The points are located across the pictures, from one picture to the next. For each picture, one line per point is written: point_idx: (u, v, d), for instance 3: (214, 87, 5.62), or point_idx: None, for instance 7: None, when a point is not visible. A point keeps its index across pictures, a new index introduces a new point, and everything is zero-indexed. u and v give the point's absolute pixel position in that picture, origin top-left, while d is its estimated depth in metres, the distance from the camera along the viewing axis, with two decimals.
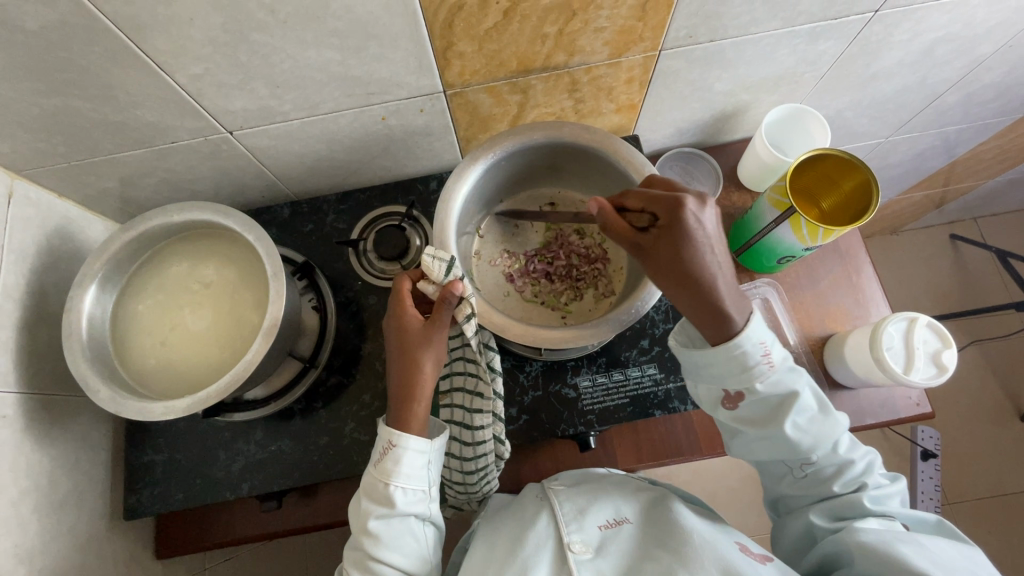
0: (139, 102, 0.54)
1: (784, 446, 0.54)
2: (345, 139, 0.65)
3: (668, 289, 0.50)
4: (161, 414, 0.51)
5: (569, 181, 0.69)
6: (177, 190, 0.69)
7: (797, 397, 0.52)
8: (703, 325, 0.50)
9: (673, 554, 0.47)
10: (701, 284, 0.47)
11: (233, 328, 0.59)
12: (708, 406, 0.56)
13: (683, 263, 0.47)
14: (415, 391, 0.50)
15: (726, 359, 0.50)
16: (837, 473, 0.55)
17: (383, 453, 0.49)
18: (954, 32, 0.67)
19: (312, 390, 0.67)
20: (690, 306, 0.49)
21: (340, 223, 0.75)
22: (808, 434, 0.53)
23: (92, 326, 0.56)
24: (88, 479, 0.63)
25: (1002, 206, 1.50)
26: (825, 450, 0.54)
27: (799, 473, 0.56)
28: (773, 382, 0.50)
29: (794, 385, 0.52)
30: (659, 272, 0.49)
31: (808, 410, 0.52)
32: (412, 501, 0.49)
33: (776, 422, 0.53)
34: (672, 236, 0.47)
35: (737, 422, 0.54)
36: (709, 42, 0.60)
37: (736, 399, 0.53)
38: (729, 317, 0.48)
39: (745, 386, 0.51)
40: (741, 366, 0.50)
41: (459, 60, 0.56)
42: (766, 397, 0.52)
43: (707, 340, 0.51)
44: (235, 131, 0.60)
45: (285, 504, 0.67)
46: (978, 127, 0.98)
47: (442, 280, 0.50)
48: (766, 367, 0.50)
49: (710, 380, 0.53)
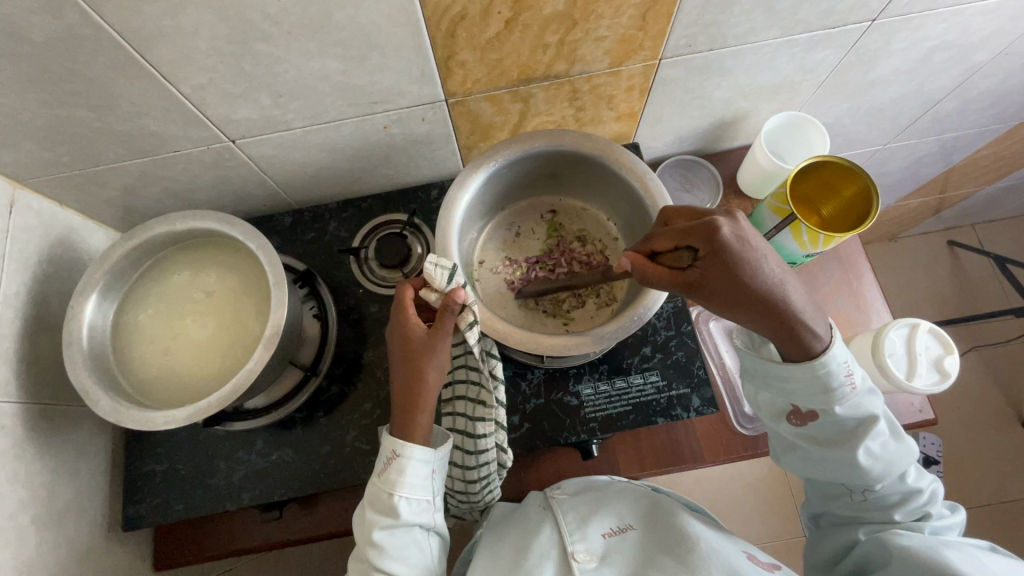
0: (143, 112, 0.54)
1: (851, 471, 0.52)
2: (347, 147, 0.66)
3: (736, 316, 0.49)
4: (162, 423, 0.51)
5: (570, 189, 0.70)
6: (179, 199, 0.69)
7: (876, 422, 0.51)
8: (783, 343, 0.50)
9: (680, 563, 0.47)
10: (769, 305, 0.47)
11: (234, 336, 0.59)
12: (772, 419, 0.56)
13: (743, 289, 0.47)
14: (419, 399, 0.49)
15: (802, 376, 0.50)
16: (902, 501, 0.53)
17: (387, 463, 0.48)
18: (950, 41, 0.68)
19: (314, 399, 0.67)
20: (760, 327, 0.49)
21: (341, 231, 0.75)
22: (879, 461, 0.51)
23: (93, 335, 0.56)
24: (87, 490, 0.62)
25: (999, 212, 1.51)
26: (891, 479, 0.52)
27: (857, 499, 0.54)
28: (852, 405, 0.50)
29: (874, 411, 0.51)
30: (719, 305, 0.49)
31: (884, 436, 0.51)
32: (416, 510, 0.48)
33: (847, 444, 0.52)
34: (721, 265, 0.47)
35: (802, 437, 0.54)
36: (709, 51, 0.61)
37: (807, 416, 0.53)
38: (806, 328, 0.48)
39: (824, 406, 0.51)
40: (821, 386, 0.50)
41: (461, 69, 0.56)
42: (843, 418, 0.51)
43: (789, 356, 0.50)
44: (237, 140, 0.60)
45: (286, 514, 0.67)
46: (974, 134, 0.99)
47: (444, 288, 0.50)
48: (848, 388, 0.50)
49: (785, 396, 0.53)
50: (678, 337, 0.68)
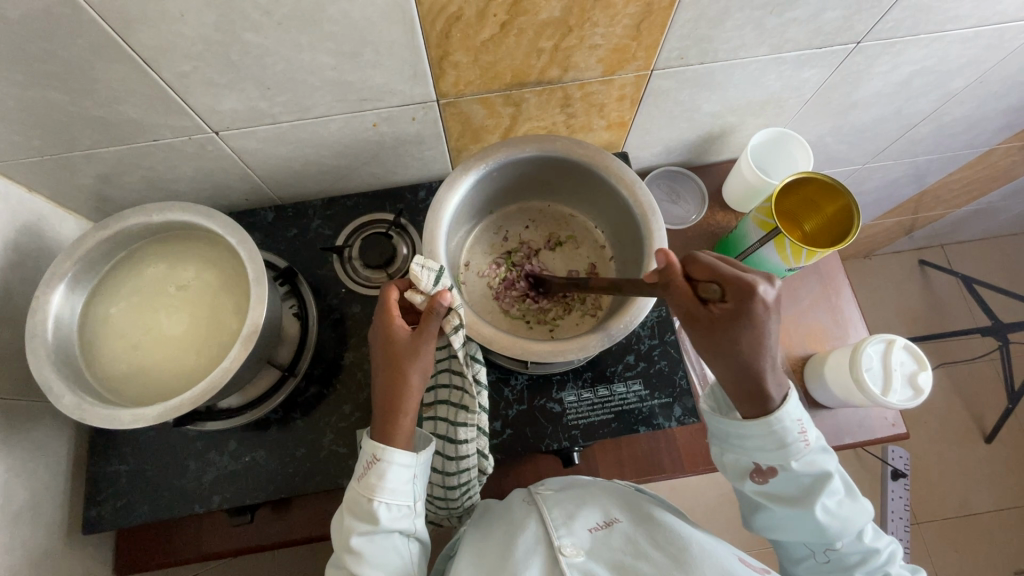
0: (122, 98, 0.52)
1: (813, 532, 0.53)
2: (335, 144, 0.64)
3: (711, 358, 0.51)
4: (129, 423, 0.49)
5: (559, 195, 0.69)
6: (157, 190, 0.67)
7: (830, 479, 0.52)
8: (739, 397, 0.52)
9: (673, 561, 0.46)
10: (748, 364, 0.49)
11: (210, 334, 0.57)
12: (735, 478, 0.56)
13: (738, 343, 0.48)
14: (401, 403, 0.48)
15: (762, 433, 0.52)
16: (861, 560, 0.54)
17: (366, 468, 0.47)
18: (929, 66, 0.70)
19: (290, 400, 0.65)
20: (726, 375, 0.51)
21: (325, 229, 0.73)
22: (836, 518, 0.52)
23: (59, 327, 0.53)
24: (46, 490, 0.59)
25: (967, 234, 1.57)
26: (850, 538, 0.53)
27: (821, 558, 0.55)
28: (807, 459, 0.52)
29: (827, 466, 0.52)
30: (706, 344, 0.50)
31: (838, 493, 0.53)
32: (396, 516, 0.47)
33: (806, 501, 0.52)
34: (735, 318, 0.47)
35: (760, 496, 0.54)
36: (699, 65, 0.62)
37: (767, 473, 0.53)
38: (764, 395, 0.51)
39: (781, 462, 0.52)
40: (778, 440, 0.51)
41: (454, 70, 0.56)
42: (799, 477, 0.52)
43: (737, 409, 0.53)
44: (221, 132, 0.59)
45: (257, 518, 0.65)
46: (947, 158, 1.02)
47: (431, 290, 0.50)
48: (802, 444, 0.52)
49: (742, 452, 0.54)
50: (662, 346, 0.68)
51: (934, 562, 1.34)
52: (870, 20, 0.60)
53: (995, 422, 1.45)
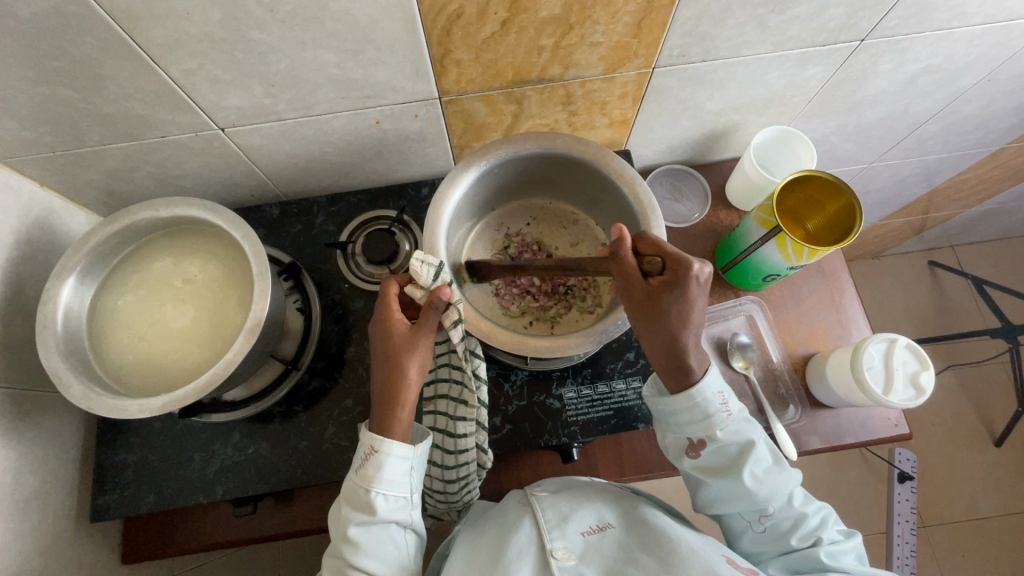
0: (130, 95, 0.53)
1: (744, 499, 0.53)
2: (339, 141, 0.65)
3: (641, 331, 0.52)
4: (136, 412, 0.50)
5: (560, 194, 0.70)
6: (165, 185, 0.68)
7: (753, 446, 0.54)
8: (665, 373, 0.53)
9: (662, 563, 0.46)
10: (675, 340, 0.51)
11: (215, 326, 0.58)
12: (674, 455, 0.57)
13: (667, 316, 0.50)
14: (399, 396, 0.49)
15: (687, 407, 0.53)
16: (794, 527, 0.53)
17: (365, 459, 0.47)
18: (935, 64, 0.70)
19: (294, 393, 0.66)
20: (656, 349, 0.52)
21: (329, 225, 0.74)
22: (763, 484, 0.53)
23: (68, 319, 0.54)
24: (55, 478, 0.61)
25: (979, 235, 1.55)
26: (781, 502, 0.53)
27: (758, 529, 0.54)
28: (732, 428, 0.53)
29: (750, 434, 0.54)
30: (635, 316, 0.52)
31: (764, 461, 0.54)
32: (393, 507, 0.47)
33: (734, 470, 0.53)
34: (670, 291, 0.50)
35: (697, 471, 0.55)
36: (701, 63, 0.62)
37: (699, 447, 0.54)
38: (688, 373, 0.52)
39: (707, 433, 0.53)
40: (704, 414, 0.52)
41: (456, 67, 0.56)
42: (726, 445, 0.53)
43: (665, 386, 0.54)
44: (227, 129, 0.60)
45: (261, 509, 0.66)
46: (956, 157, 1.01)
47: (430, 285, 0.50)
48: (724, 414, 0.53)
49: (676, 429, 0.54)
50: None
51: (940, 567, 1.33)
52: (874, 18, 0.59)
53: (1005, 425, 1.43)
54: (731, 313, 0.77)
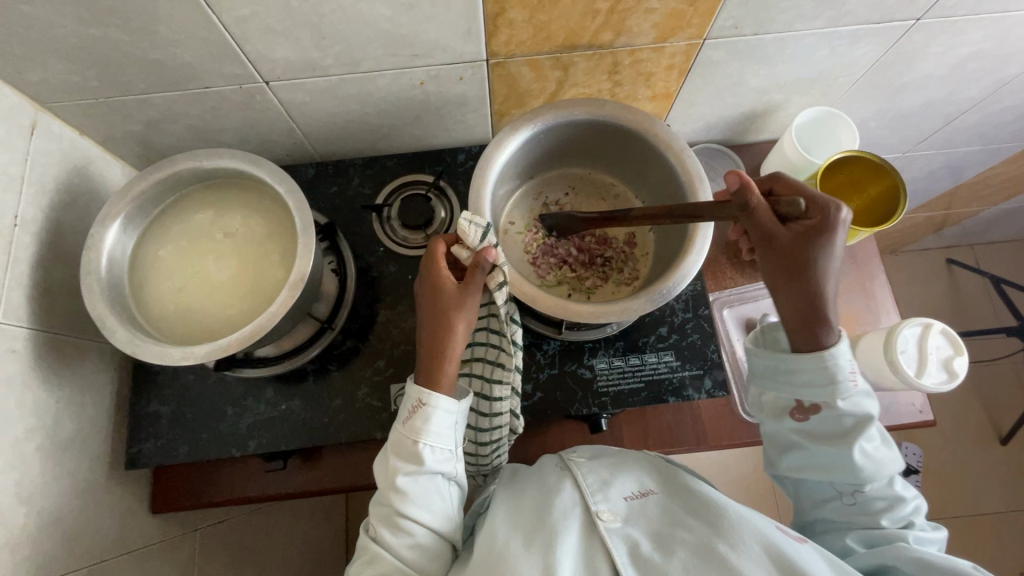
0: (180, 41, 0.52)
1: (843, 472, 0.54)
2: (381, 101, 0.65)
3: (781, 282, 0.53)
4: (180, 359, 0.51)
5: (602, 164, 0.69)
6: (202, 140, 0.68)
7: (870, 422, 0.53)
8: (796, 329, 0.53)
9: (712, 527, 0.46)
10: (819, 289, 0.51)
11: (255, 280, 0.58)
12: (772, 416, 0.57)
13: (812, 263, 0.51)
14: (444, 351, 0.49)
15: (816, 365, 0.52)
16: (888, 508, 0.53)
17: (412, 412, 0.48)
18: (986, 49, 0.69)
19: (326, 352, 0.67)
20: (793, 302, 0.52)
21: (364, 187, 0.74)
22: (870, 460, 0.53)
23: (111, 266, 0.54)
24: (91, 425, 0.61)
25: (999, 234, 1.54)
26: (881, 483, 0.54)
27: (847, 501, 0.55)
28: (853, 400, 0.52)
29: (870, 411, 0.53)
30: (778, 264, 0.52)
31: (875, 440, 0.53)
32: (439, 459, 0.48)
33: (844, 441, 0.53)
34: (810, 234, 0.51)
35: (798, 433, 0.55)
36: (753, 36, 0.61)
37: (808, 410, 0.54)
38: (827, 328, 0.52)
39: (827, 400, 0.53)
40: (827, 380, 0.52)
41: (508, 28, 0.55)
42: (841, 415, 0.53)
43: (793, 343, 0.54)
44: (271, 82, 0.59)
45: (290, 465, 0.67)
46: (990, 151, 1.00)
47: (477, 246, 0.50)
48: (850, 384, 0.52)
49: (783, 388, 0.55)
50: (695, 320, 0.68)
51: None
52: None
53: (1012, 424, 1.44)
54: (762, 294, 0.77)
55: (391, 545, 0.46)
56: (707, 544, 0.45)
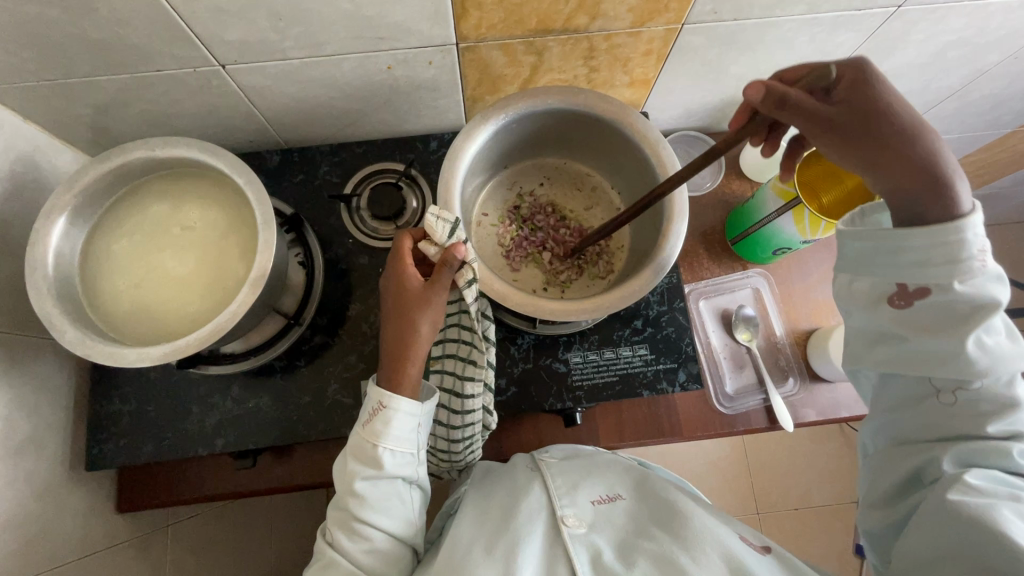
0: (124, 20, 0.49)
1: (953, 367, 0.44)
2: (346, 86, 0.62)
3: (864, 153, 0.43)
4: (136, 361, 0.48)
5: (577, 154, 0.67)
6: (158, 125, 0.64)
7: (997, 308, 0.42)
8: (924, 200, 0.42)
9: (675, 539, 0.47)
10: (919, 141, 0.42)
11: (215, 276, 0.55)
12: (864, 307, 0.47)
13: (891, 114, 0.42)
14: (407, 352, 0.47)
15: (935, 245, 0.42)
16: (995, 413, 0.44)
17: (372, 414, 0.47)
18: (966, 37, 0.68)
19: (295, 348, 0.65)
20: (901, 170, 0.42)
21: (332, 175, 0.71)
22: (987, 355, 0.43)
23: (59, 263, 0.51)
24: (48, 425, 0.59)
25: (973, 219, 1.56)
26: (995, 379, 0.44)
27: (944, 400, 0.46)
28: (977, 283, 0.42)
29: (999, 296, 0.42)
30: (854, 137, 0.43)
31: (997, 331, 0.44)
32: (399, 463, 0.47)
33: (959, 330, 0.43)
34: (856, 94, 0.43)
35: (899, 323, 0.46)
36: (732, 21, 0.59)
37: (912, 295, 0.44)
38: (957, 182, 0.41)
39: (937, 281, 0.42)
40: (950, 255, 0.41)
41: (477, 10, 0.52)
42: (955, 301, 0.43)
43: (928, 220, 0.42)
44: (227, 66, 0.56)
45: (260, 462, 0.65)
46: (967, 138, 1.01)
47: (445, 242, 0.48)
48: (978, 265, 0.41)
49: (879, 270, 0.45)
50: (670, 313, 0.67)
51: None
52: None
53: None
54: (737, 285, 0.76)
55: (348, 550, 0.45)
56: (668, 554, 0.45)
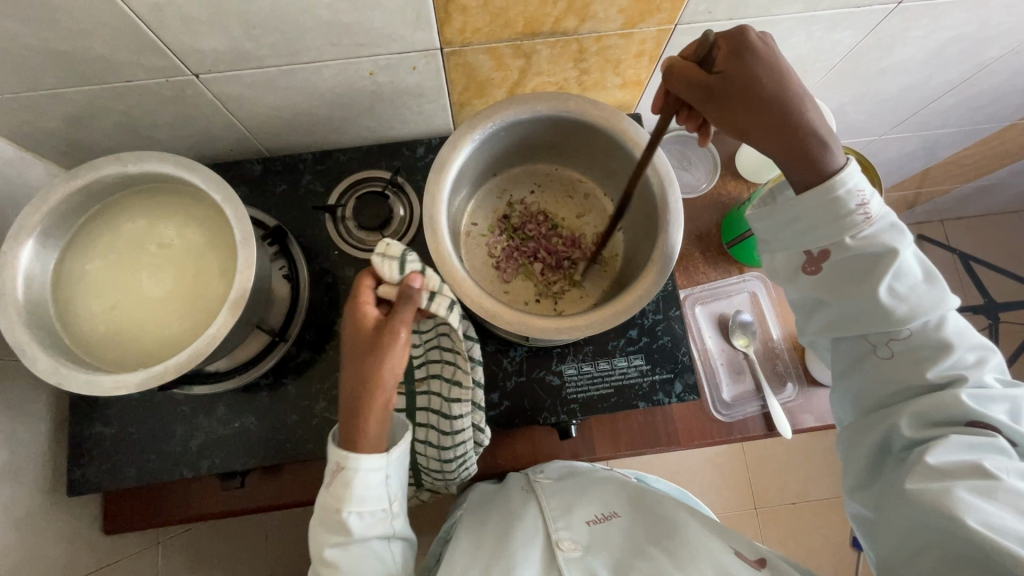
0: (87, 31, 0.46)
1: (872, 320, 0.48)
2: (327, 93, 0.59)
3: (745, 127, 0.47)
4: (112, 389, 0.46)
5: (569, 160, 0.65)
6: (132, 135, 0.61)
7: (897, 256, 0.46)
8: (796, 168, 0.47)
9: (670, 555, 0.46)
10: (789, 106, 0.45)
11: (195, 296, 0.53)
12: (788, 278, 0.52)
13: (767, 87, 0.45)
14: (367, 406, 0.45)
15: (825, 203, 0.47)
16: (931, 359, 0.46)
17: (332, 478, 0.45)
18: (967, 33, 0.66)
19: (281, 365, 0.63)
20: (778, 138, 0.46)
21: (316, 184, 0.69)
22: (903, 301, 0.47)
23: (30, 286, 0.49)
24: (27, 452, 0.57)
25: (969, 210, 1.55)
26: (918, 325, 0.47)
27: (882, 353, 0.49)
28: (865, 236, 0.46)
29: (895, 243, 0.46)
30: (734, 107, 0.46)
31: (911, 276, 0.47)
32: (370, 522, 0.46)
33: (867, 284, 0.47)
34: (738, 67, 0.45)
35: (819, 288, 0.50)
36: (727, 21, 0.57)
37: (820, 260, 0.49)
38: (825, 146, 0.46)
39: (835, 240, 0.47)
40: (834, 213, 0.47)
41: (461, 14, 0.50)
42: (858, 255, 0.47)
43: (802, 185, 0.48)
44: (201, 75, 0.53)
45: (249, 482, 0.64)
46: (965, 132, 0.99)
47: (398, 278, 0.46)
48: (861, 218, 0.46)
49: (795, 237, 0.50)
50: (666, 322, 0.66)
51: None
52: None
53: None
54: (734, 290, 0.75)
55: None
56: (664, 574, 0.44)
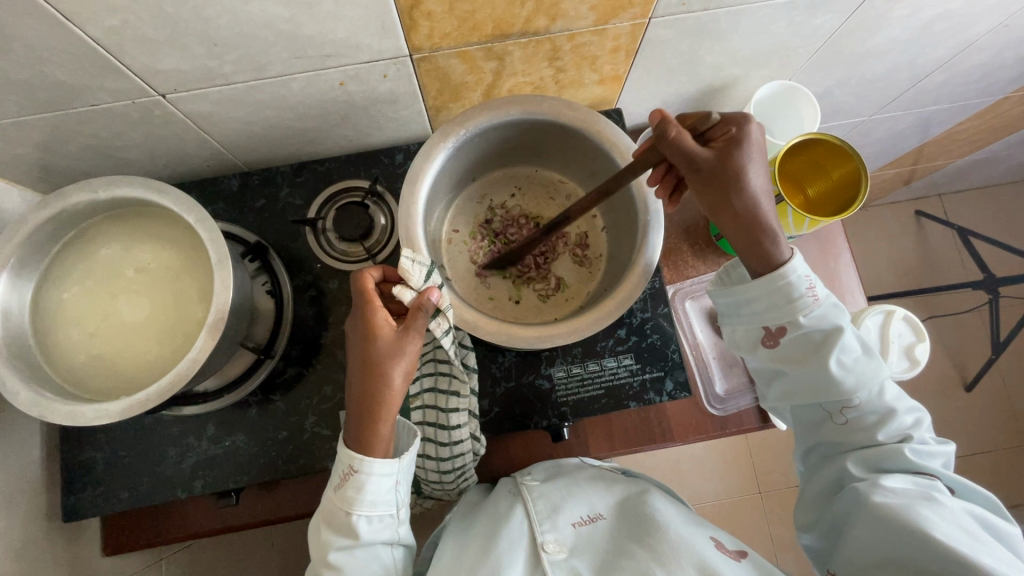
0: (44, 58, 0.45)
1: (827, 388, 0.52)
2: (298, 105, 0.58)
3: (713, 206, 0.49)
4: (93, 419, 0.46)
5: (548, 161, 0.64)
6: (105, 157, 0.61)
7: (840, 334, 0.50)
8: (748, 256, 0.50)
9: (654, 553, 0.46)
10: (757, 203, 0.47)
11: (174, 321, 0.53)
12: (747, 350, 0.56)
13: (741, 181, 0.47)
14: (379, 409, 0.45)
15: (768, 291, 0.50)
16: (880, 422, 0.52)
17: (345, 479, 0.45)
18: (953, 10, 0.64)
19: (268, 381, 0.63)
20: (737, 227, 0.49)
21: (295, 198, 0.68)
22: (849, 372, 0.51)
23: (7, 318, 0.49)
24: (18, 481, 0.57)
25: (967, 184, 1.53)
26: (869, 394, 0.52)
27: (839, 420, 0.53)
28: (816, 315, 0.50)
29: (839, 320, 0.50)
30: (712, 187, 0.47)
31: (853, 350, 0.51)
32: (377, 527, 0.46)
33: (818, 357, 0.51)
34: (726, 154, 0.47)
35: (775, 361, 0.53)
36: (703, 12, 0.55)
37: (776, 335, 0.52)
38: (776, 242, 0.49)
39: (789, 320, 0.50)
40: (782, 298, 0.50)
41: (427, 20, 0.49)
42: (807, 333, 0.51)
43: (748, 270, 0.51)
44: (168, 95, 0.53)
45: (243, 499, 0.64)
46: (958, 107, 0.97)
47: (421, 287, 0.47)
48: (810, 300, 0.49)
49: (749, 318, 0.53)
50: (654, 320, 0.65)
51: None
52: None
53: (976, 372, 1.47)
54: None
55: None
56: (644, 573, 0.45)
